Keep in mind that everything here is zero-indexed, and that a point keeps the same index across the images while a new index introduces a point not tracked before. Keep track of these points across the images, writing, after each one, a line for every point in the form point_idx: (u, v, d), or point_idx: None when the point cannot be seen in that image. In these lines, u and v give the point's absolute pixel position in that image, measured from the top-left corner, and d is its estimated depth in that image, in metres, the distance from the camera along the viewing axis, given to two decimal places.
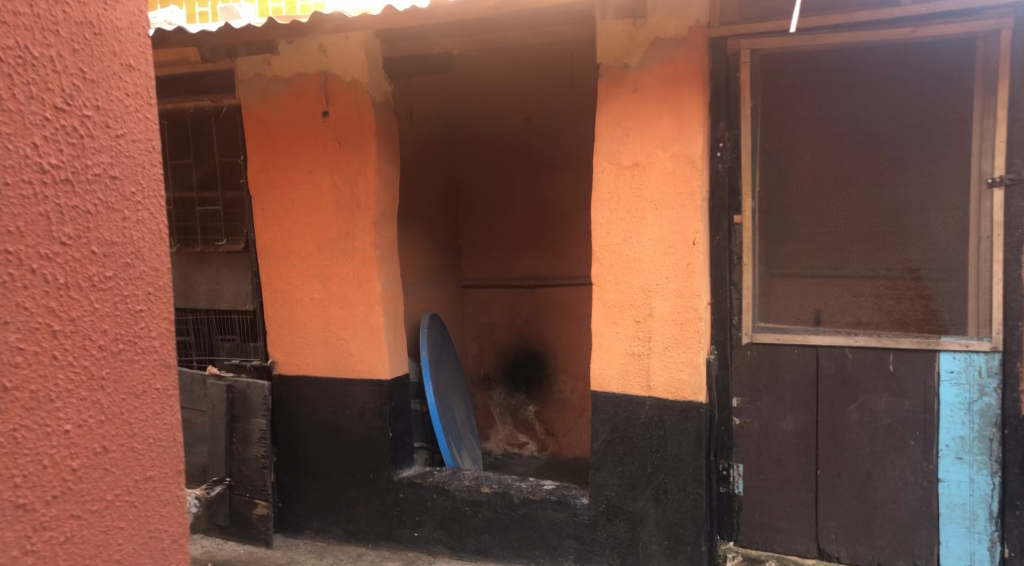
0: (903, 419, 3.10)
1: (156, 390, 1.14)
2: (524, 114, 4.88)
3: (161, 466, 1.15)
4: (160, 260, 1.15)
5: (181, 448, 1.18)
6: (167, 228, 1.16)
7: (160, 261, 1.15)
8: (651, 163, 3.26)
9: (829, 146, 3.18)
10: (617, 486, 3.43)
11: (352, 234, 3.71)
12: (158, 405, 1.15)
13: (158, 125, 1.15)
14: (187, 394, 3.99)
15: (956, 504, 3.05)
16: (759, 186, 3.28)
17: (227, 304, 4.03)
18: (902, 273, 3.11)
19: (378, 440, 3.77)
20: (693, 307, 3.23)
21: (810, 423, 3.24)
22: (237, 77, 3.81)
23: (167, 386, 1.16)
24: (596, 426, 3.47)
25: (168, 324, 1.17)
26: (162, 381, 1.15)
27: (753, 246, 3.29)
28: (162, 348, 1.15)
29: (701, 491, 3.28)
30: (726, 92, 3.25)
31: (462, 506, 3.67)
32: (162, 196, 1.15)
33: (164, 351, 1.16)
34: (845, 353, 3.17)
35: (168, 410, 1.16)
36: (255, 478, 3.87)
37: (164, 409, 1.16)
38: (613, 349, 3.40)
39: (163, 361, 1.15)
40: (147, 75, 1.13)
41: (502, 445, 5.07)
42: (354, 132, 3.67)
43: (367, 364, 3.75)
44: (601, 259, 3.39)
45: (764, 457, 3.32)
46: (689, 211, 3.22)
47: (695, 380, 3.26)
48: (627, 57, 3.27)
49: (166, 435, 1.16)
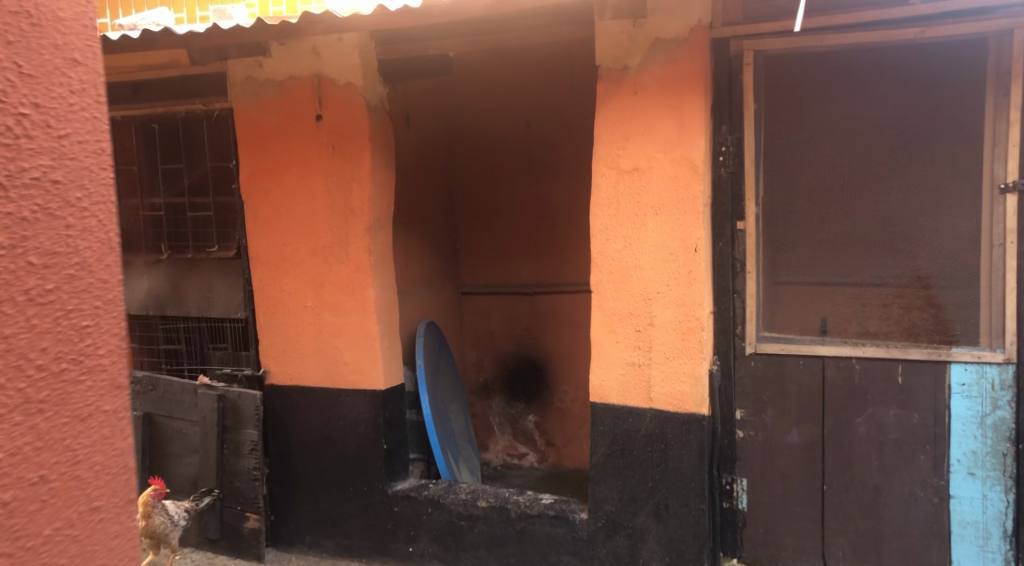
0: (912, 433, 2.99)
1: (105, 412, 1.05)
2: (524, 118, 4.80)
3: (109, 496, 1.06)
4: (110, 272, 1.06)
5: (132, 475, 1.10)
6: (118, 237, 1.06)
7: (110, 272, 1.06)
8: (651, 167, 3.17)
9: (835, 149, 3.08)
10: (616, 501, 3.33)
11: (345, 240, 3.63)
12: (108, 428, 1.06)
13: (109, 125, 1.05)
14: (177, 404, 3.90)
15: (968, 521, 2.95)
16: (762, 190, 3.18)
17: (218, 312, 3.94)
18: (911, 281, 3.01)
19: (371, 452, 3.68)
20: (695, 316, 3.13)
21: (815, 436, 3.13)
22: (229, 80, 3.74)
23: (118, 408, 1.07)
24: (595, 438, 3.37)
25: (120, 340, 1.07)
26: (111, 402, 1.06)
27: (757, 253, 3.19)
28: (112, 367, 1.06)
29: (704, 507, 3.18)
30: (729, 95, 3.16)
31: (458, 520, 3.57)
32: (112, 202, 1.06)
33: (114, 370, 1.07)
34: (852, 364, 3.06)
35: (118, 434, 1.08)
36: (247, 490, 3.78)
37: (114, 433, 1.07)
38: (613, 358, 3.31)
39: (113, 381, 1.06)
40: (98, 72, 1.05)
41: (501, 456, 4.97)
42: (348, 136, 3.59)
43: (361, 374, 3.66)
44: (600, 266, 3.30)
45: (768, 472, 3.21)
46: (691, 216, 3.12)
47: (698, 392, 3.15)
48: (627, 58, 3.18)
49: (115, 462, 1.07)
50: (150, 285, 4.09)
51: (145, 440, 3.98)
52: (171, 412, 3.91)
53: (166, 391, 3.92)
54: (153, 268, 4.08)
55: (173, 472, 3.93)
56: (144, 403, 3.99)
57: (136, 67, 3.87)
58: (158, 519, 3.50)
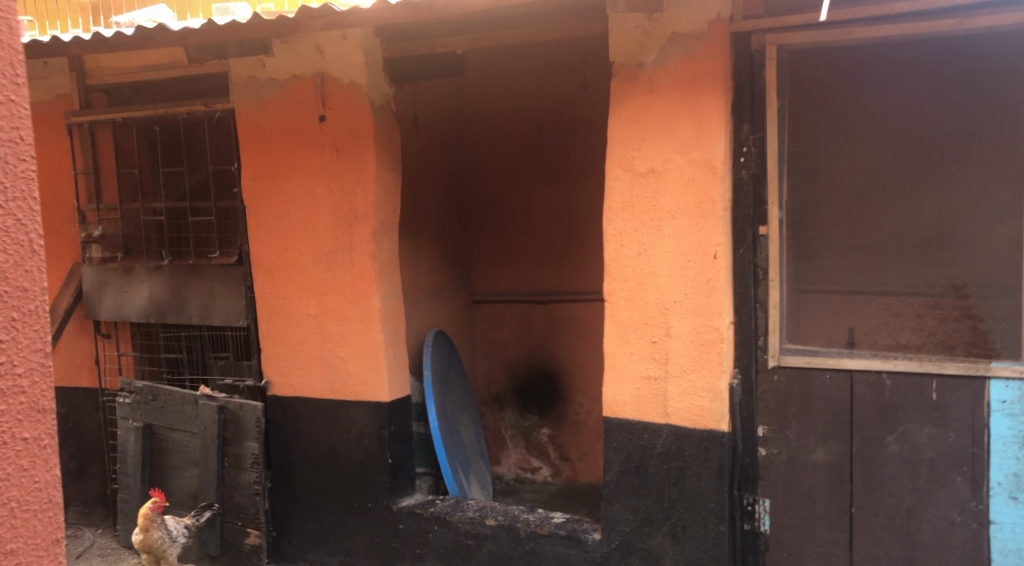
0: (949, 453, 2.79)
1: (23, 440, 1.00)
2: (536, 121, 4.65)
3: (26, 537, 1.02)
4: (31, 277, 1.00)
5: (58, 509, 1.06)
6: (40, 239, 1.01)
7: (30, 279, 1.00)
8: (667, 169, 3.03)
9: (864, 151, 2.90)
10: (631, 521, 3.16)
11: (349, 246, 3.50)
12: (26, 459, 1.01)
13: (26, 109, 1.00)
14: (177, 415, 3.77)
15: (1009, 549, 2.72)
16: (786, 192, 3.01)
17: (219, 320, 3.78)
18: (946, 291, 2.80)
19: (375, 466, 3.53)
20: (714, 327, 2.96)
21: (843, 455, 2.93)
22: (231, 80, 3.66)
23: (39, 435, 1.03)
24: (608, 455, 3.21)
25: (41, 356, 1.02)
26: (30, 429, 1.01)
27: (780, 260, 3.01)
28: (31, 390, 1.01)
29: (723, 528, 3.00)
30: (750, 92, 3.00)
31: (465, 539, 3.41)
32: (32, 198, 1.00)
33: (34, 393, 1.01)
34: (882, 378, 2.87)
35: (39, 466, 1.03)
36: (248, 505, 3.64)
37: (33, 464, 1.02)
38: (627, 371, 3.14)
39: (32, 405, 1.01)
40: (16, 49, 1.00)
41: (513, 469, 4.84)
42: (351, 137, 3.46)
43: (365, 385, 3.52)
44: (613, 273, 3.15)
45: (793, 493, 3.01)
46: (710, 221, 2.96)
47: (717, 407, 2.98)
48: (642, 54, 3.05)
49: (36, 497, 1.03)
50: (151, 292, 3.89)
51: (145, 452, 3.84)
52: (172, 423, 3.78)
53: (167, 401, 3.78)
54: (154, 274, 3.88)
55: (173, 486, 3.80)
56: (144, 414, 3.86)
57: (139, 67, 3.91)
58: (156, 534, 3.38)
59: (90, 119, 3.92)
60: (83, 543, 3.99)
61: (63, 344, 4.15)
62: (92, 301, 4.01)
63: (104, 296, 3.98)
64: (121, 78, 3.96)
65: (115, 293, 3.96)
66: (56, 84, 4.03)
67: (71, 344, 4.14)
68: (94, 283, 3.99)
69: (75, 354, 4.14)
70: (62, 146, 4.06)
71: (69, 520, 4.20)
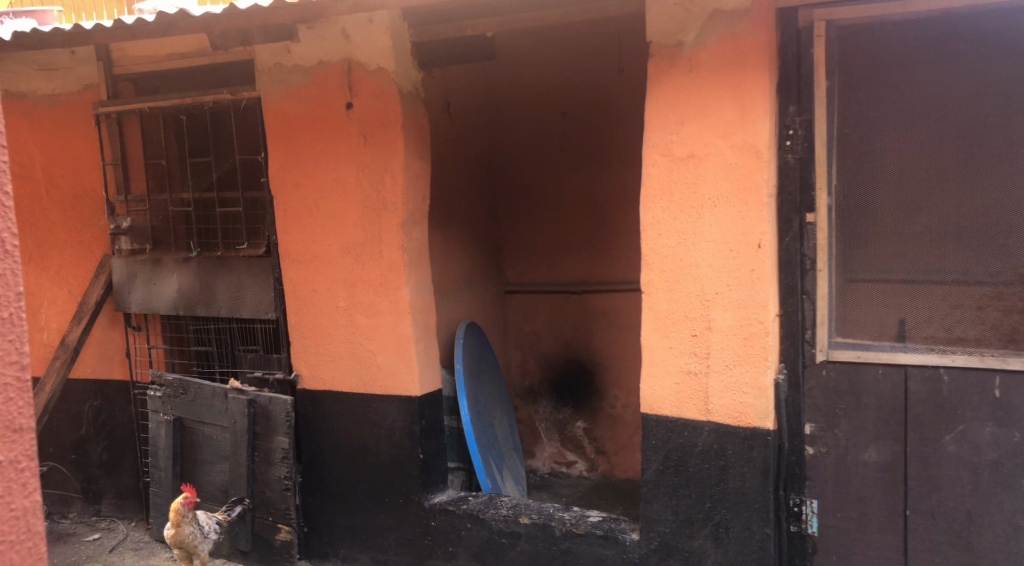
0: (1013, 454, 2.61)
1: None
2: (561, 107, 4.54)
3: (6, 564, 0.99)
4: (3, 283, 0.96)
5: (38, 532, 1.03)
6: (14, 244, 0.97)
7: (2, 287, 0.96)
8: (708, 153, 2.87)
9: (918, 134, 2.72)
10: (671, 522, 3.04)
11: (378, 237, 3.41)
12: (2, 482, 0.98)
13: None
14: (208, 408, 3.73)
15: None
16: (836, 177, 2.83)
17: (249, 313, 3.72)
18: (1011, 280, 2.64)
19: (406, 462, 3.46)
20: (759, 320, 2.82)
21: (896, 455, 2.77)
22: (257, 67, 3.58)
23: (16, 457, 0.99)
24: (646, 453, 3.09)
25: (17, 371, 0.98)
26: (5, 452, 0.98)
27: (828, 248, 2.84)
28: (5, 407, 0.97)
29: (769, 531, 2.87)
30: (797, 72, 2.81)
31: (499, 538, 3.33)
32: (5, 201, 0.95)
33: (9, 410, 0.98)
34: (939, 374, 2.69)
35: (17, 492, 1.00)
36: (278, 500, 3.58)
37: (10, 487, 0.99)
38: (665, 366, 3.01)
39: (8, 424, 0.97)
40: None
41: (548, 463, 4.74)
42: (379, 124, 3.36)
43: (395, 380, 3.44)
44: (651, 264, 3.01)
45: (843, 495, 2.86)
46: (754, 209, 2.81)
47: (762, 404, 2.84)
48: (681, 33, 2.89)
49: (14, 524, 1.00)
50: (180, 284, 3.85)
51: (176, 445, 3.82)
52: (202, 417, 3.75)
53: (197, 394, 3.75)
54: (183, 266, 3.83)
55: (204, 480, 3.77)
56: (174, 407, 3.83)
57: (166, 56, 3.83)
58: (187, 529, 3.36)
59: (117, 109, 3.86)
60: (117, 536, 3.99)
61: (94, 336, 4.13)
62: (122, 293, 3.98)
63: (133, 288, 3.95)
64: (147, 66, 3.88)
65: (144, 285, 3.92)
66: (84, 74, 3.98)
67: (102, 336, 4.12)
68: (123, 275, 3.96)
69: (106, 346, 4.12)
70: (90, 136, 4.02)
71: (103, 513, 4.20)
